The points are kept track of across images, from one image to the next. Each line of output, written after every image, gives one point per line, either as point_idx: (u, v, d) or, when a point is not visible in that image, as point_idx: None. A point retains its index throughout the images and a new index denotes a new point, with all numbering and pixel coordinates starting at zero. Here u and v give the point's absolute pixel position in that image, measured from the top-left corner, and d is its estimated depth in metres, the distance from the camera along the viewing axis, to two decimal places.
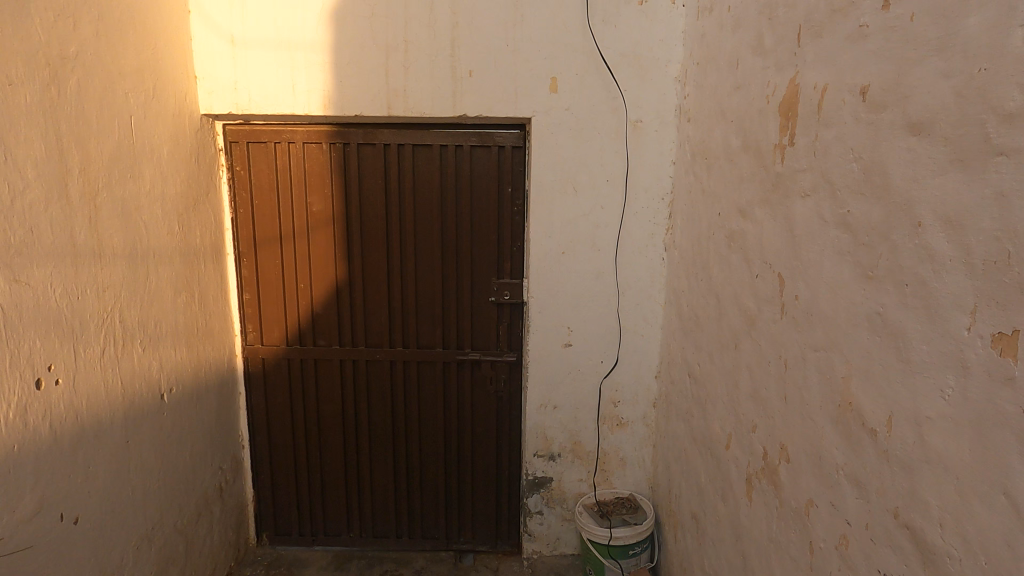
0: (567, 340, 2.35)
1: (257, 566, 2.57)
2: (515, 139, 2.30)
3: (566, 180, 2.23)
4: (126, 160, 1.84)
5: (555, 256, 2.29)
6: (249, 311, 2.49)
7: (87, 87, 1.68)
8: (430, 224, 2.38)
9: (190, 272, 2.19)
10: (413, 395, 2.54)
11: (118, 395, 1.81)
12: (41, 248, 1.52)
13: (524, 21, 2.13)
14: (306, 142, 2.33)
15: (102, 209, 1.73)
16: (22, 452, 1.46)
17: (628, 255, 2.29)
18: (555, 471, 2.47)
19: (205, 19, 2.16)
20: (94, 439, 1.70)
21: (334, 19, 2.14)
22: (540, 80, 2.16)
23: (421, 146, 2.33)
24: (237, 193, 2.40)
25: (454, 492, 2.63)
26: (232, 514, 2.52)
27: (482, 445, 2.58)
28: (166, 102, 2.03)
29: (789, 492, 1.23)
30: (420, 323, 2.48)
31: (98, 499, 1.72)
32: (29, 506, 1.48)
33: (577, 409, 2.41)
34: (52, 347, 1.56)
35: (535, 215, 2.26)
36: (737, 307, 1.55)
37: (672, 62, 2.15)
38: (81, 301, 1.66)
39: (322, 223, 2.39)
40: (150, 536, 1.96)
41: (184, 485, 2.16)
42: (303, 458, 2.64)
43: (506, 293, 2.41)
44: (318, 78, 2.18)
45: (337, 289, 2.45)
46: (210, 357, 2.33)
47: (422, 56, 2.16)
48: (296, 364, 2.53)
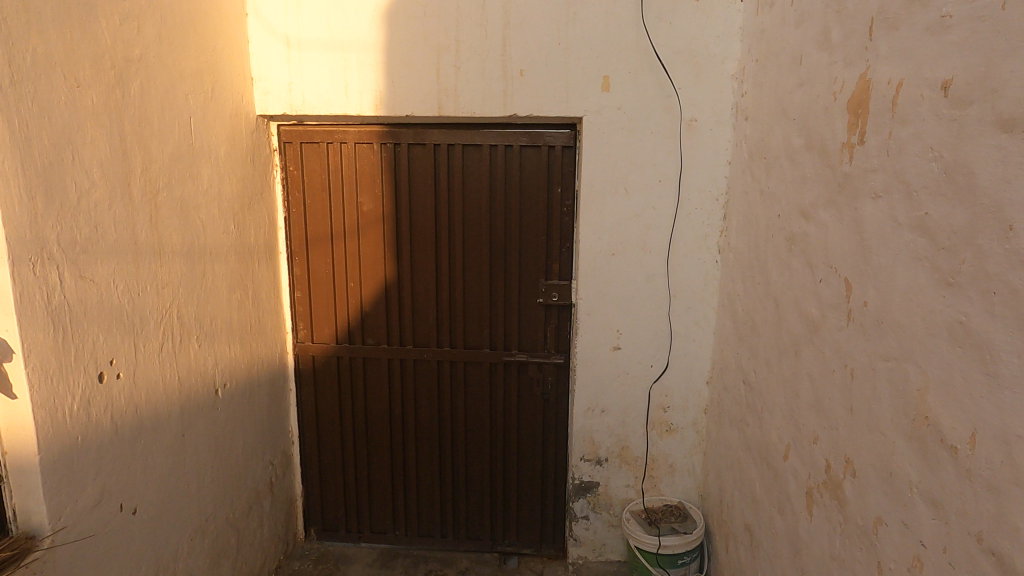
0: (616, 343, 2.31)
1: (305, 560, 2.61)
2: (565, 139, 2.27)
3: (617, 181, 2.19)
4: (185, 159, 1.88)
5: (605, 258, 2.25)
6: (301, 309, 2.53)
7: (149, 88, 1.72)
8: (479, 225, 2.37)
9: (245, 271, 2.24)
10: (459, 395, 2.54)
11: (175, 390, 1.85)
12: (105, 245, 1.56)
13: (576, 19, 2.10)
14: (358, 142, 2.36)
15: (162, 207, 1.78)
16: (86, 443, 1.51)
17: (680, 257, 2.23)
18: (601, 476, 2.43)
19: (263, 21, 2.20)
20: (152, 431, 1.75)
21: (387, 19, 2.15)
22: (592, 78, 2.13)
23: (471, 146, 2.32)
24: (290, 194, 2.44)
25: (500, 493, 2.62)
26: (282, 508, 2.56)
27: (528, 447, 2.56)
28: (223, 103, 2.08)
29: (855, 509, 1.17)
30: (468, 324, 2.47)
31: (155, 490, 1.77)
32: (92, 494, 1.53)
33: (625, 414, 2.37)
34: (114, 342, 1.61)
35: (585, 217, 2.22)
36: (797, 313, 1.49)
37: (729, 59, 2.08)
38: (141, 297, 1.71)
39: (372, 222, 2.41)
40: (204, 527, 2.01)
41: (237, 478, 2.20)
42: (351, 455, 2.66)
43: (555, 294, 2.38)
44: (370, 78, 2.19)
45: (386, 288, 2.46)
46: (263, 355, 2.38)
47: (472, 56, 2.15)
48: (345, 362, 2.56)
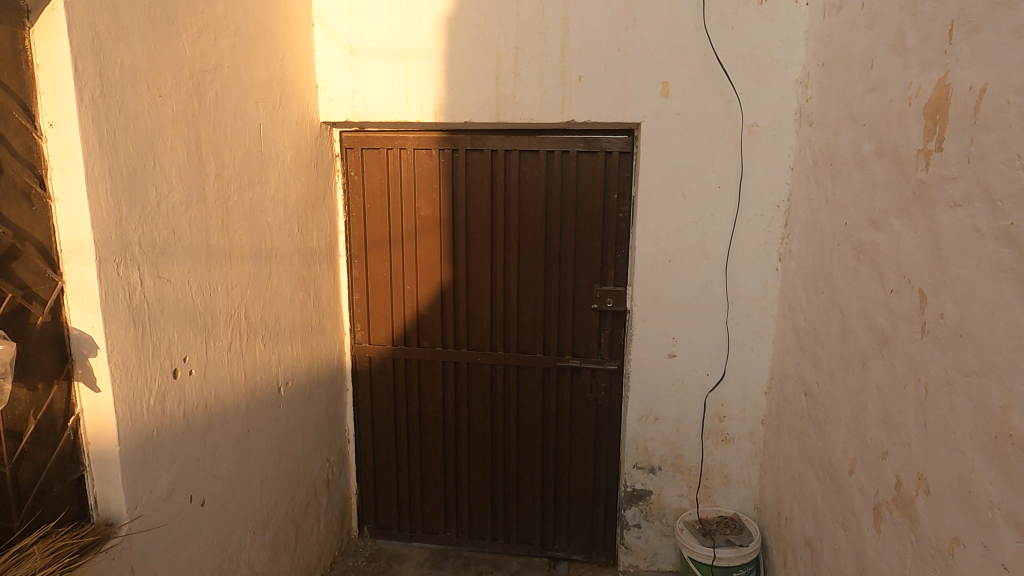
0: (671, 350, 2.29)
1: (358, 557, 2.67)
2: (623, 145, 2.27)
3: (675, 186, 2.17)
4: (254, 164, 1.95)
5: (661, 264, 2.24)
6: (359, 311, 2.59)
7: (223, 96, 1.80)
8: (534, 230, 2.39)
9: (307, 273, 2.30)
10: (512, 399, 2.55)
11: (241, 387, 1.92)
12: (180, 247, 1.64)
13: (636, 24, 2.09)
14: (417, 148, 2.40)
15: (233, 211, 1.85)
16: (161, 436, 1.58)
17: (739, 264, 2.19)
18: (654, 484, 2.41)
19: (328, 31, 2.27)
20: (220, 426, 1.82)
21: (448, 27, 2.19)
22: (651, 84, 2.12)
23: (528, 152, 2.34)
24: (351, 198, 2.50)
25: (551, 498, 2.62)
26: (337, 505, 2.63)
27: (580, 453, 2.55)
28: (290, 111, 2.15)
29: (928, 528, 1.13)
30: (521, 328, 2.48)
31: (222, 483, 1.84)
32: (164, 486, 1.60)
33: (680, 422, 2.34)
34: (188, 340, 1.68)
35: (642, 223, 2.21)
36: (865, 324, 1.45)
37: (794, 63, 2.04)
38: (212, 297, 1.78)
39: (429, 226, 2.45)
40: (265, 521, 2.07)
41: (296, 474, 2.27)
42: (405, 455, 2.70)
43: (609, 300, 2.37)
44: (430, 86, 2.24)
45: (442, 291, 2.50)
46: (322, 355, 2.44)
47: (531, 63, 2.17)
48: (400, 364, 2.61)
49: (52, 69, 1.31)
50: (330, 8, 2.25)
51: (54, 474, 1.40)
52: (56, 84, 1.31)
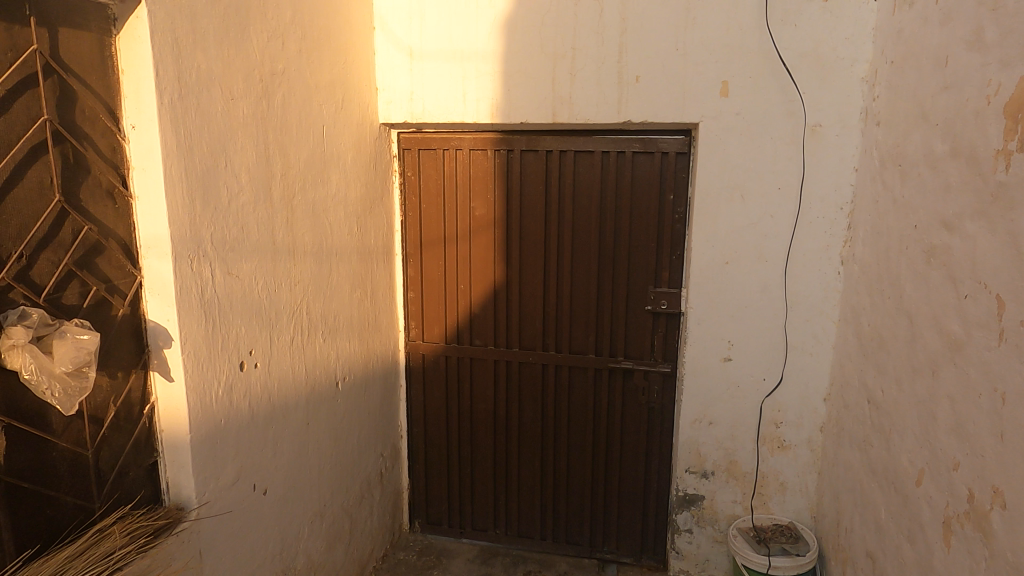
0: (726, 354, 2.26)
1: (409, 551, 2.72)
2: (680, 145, 2.25)
3: (733, 187, 2.14)
4: (317, 164, 2.01)
5: (718, 267, 2.20)
6: (413, 309, 2.63)
7: (290, 99, 1.86)
8: (588, 231, 2.38)
9: (365, 271, 2.36)
10: (563, 400, 2.56)
11: (302, 381, 1.98)
12: (248, 245, 1.70)
13: (696, 23, 2.07)
14: (473, 149, 2.43)
15: (297, 210, 1.91)
16: (228, 425, 1.65)
17: (799, 267, 2.15)
18: (707, 489, 2.38)
19: (388, 34, 2.32)
20: (282, 418, 1.88)
21: (505, 29, 2.21)
22: (710, 84, 2.09)
23: (583, 152, 2.34)
24: (407, 198, 2.54)
25: (600, 499, 2.61)
26: (390, 499, 2.68)
27: (631, 455, 2.54)
28: (351, 112, 2.20)
29: (1004, 543, 1.09)
30: (573, 329, 2.49)
31: (283, 473, 1.90)
32: (231, 474, 1.66)
33: (734, 427, 2.31)
34: (254, 334, 1.74)
35: (698, 224, 2.19)
36: (936, 330, 1.40)
37: (860, 61, 1.99)
38: (277, 293, 1.84)
39: (483, 226, 2.47)
40: (322, 512, 2.13)
41: (352, 467, 2.32)
42: (456, 452, 2.73)
43: (664, 301, 2.35)
44: (487, 87, 2.26)
45: (495, 290, 2.52)
46: (378, 351, 2.50)
47: (588, 64, 2.17)
48: (453, 362, 2.64)
49: (135, 74, 1.38)
50: (390, 11, 2.30)
51: (131, 459, 1.48)
52: (139, 88, 1.38)
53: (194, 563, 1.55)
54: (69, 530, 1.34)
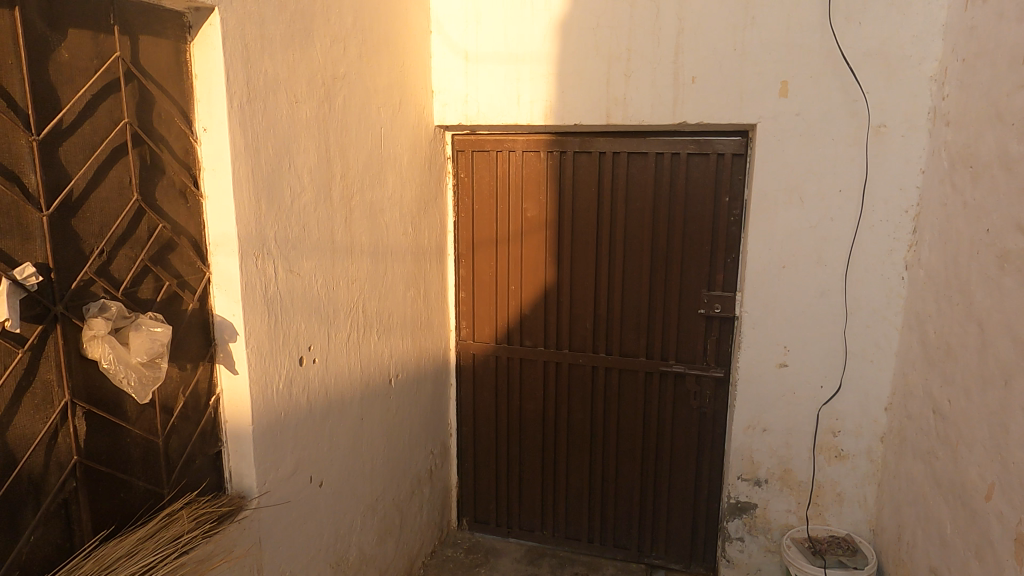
0: (782, 360, 2.21)
1: (457, 548, 2.75)
2: (736, 146, 2.21)
3: (792, 190, 2.09)
4: (375, 166, 2.06)
5: (774, 271, 2.16)
6: (464, 309, 2.66)
7: (350, 102, 1.91)
8: (641, 233, 2.37)
9: (418, 271, 2.40)
10: (613, 402, 2.54)
11: (357, 377, 2.03)
12: (309, 243, 1.75)
13: (755, 23, 2.04)
14: (526, 150, 2.45)
15: (355, 210, 1.96)
16: (288, 418, 1.70)
17: (860, 271, 2.08)
18: (760, 498, 2.33)
19: (444, 37, 2.36)
20: (338, 413, 1.93)
21: (561, 31, 2.22)
22: (769, 84, 2.06)
23: (637, 154, 2.33)
24: (460, 200, 2.58)
25: (649, 504, 2.58)
26: (438, 496, 2.71)
27: (681, 460, 2.51)
28: (408, 115, 2.24)
29: None
30: (624, 331, 2.47)
31: (338, 467, 1.95)
32: (289, 465, 1.72)
33: (789, 435, 2.25)
34: (313, 331, 1.80)
35: (754, 227, 2.15)
36: (1009, 339, 1.35)
37: (928, 59, 1.92)
38: (335, 291, 1.89)
39: (535, 227, 2.48)
40: (374, 506, 2.17)
41: (403, 463, 2.37)
42: (504, 451, 2.75)
43: (717, 305, 2.32)
44: (542, 89, 2.27)
45: (546, 291, 2.53)
46: (429, 350, 2.54)
47: (644, 65, 2.16)
48: (503, 362, 2.66)
49: (207, 79, 1.44)
50: (447, 15, 2.34)
51: (198, 448, 1.54)
52: (211, 92, 1.44)
53: (254, 550, 1.60)
54: (141, 513, 1.41)
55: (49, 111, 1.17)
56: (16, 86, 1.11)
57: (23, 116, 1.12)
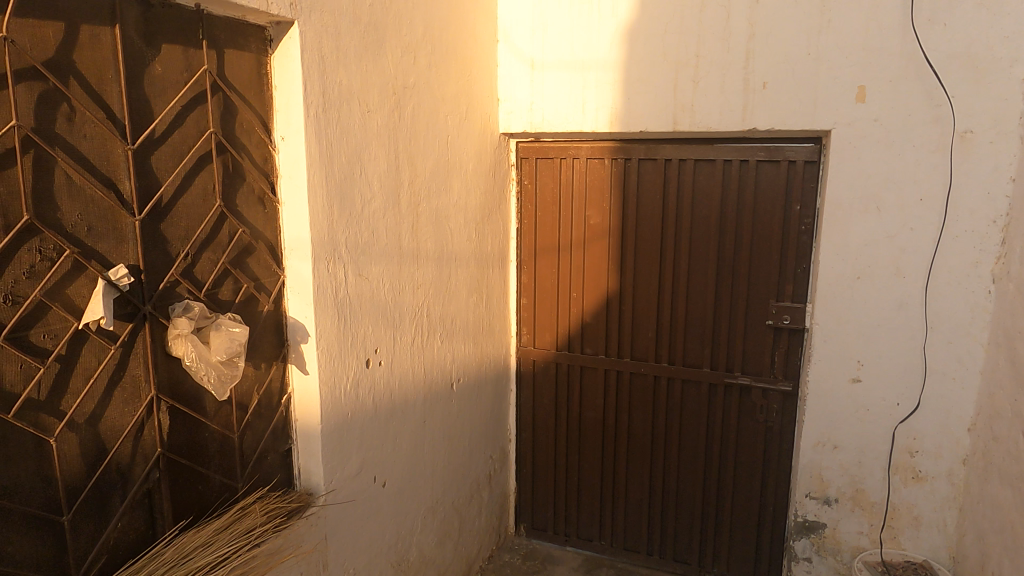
0: (855, 375, 2.13)
1: (514, 554, 2.75)
2: (809, 153, 2.15)
3: (869, 198, 2.02)
4: (442, 173, 2.10)
5: (848, 282, 2.08)
6: (526, 315, 2.67)
7: (419, 110, 1.95)
8: (707, 241, 2.33)
9: (481, 277, 2.42)
10: (675, 413, 2.50)
11: (421, 381, 2.06)
12: (377, 248, 1.80)
13: (831, 27, 1.98)
14: (590, 157, 2.44)
15: (422, 217, 2.00)
16: (354, 418, 1.74)
17: (942, 284, 1.98)
18: (829, 518, 2.25)
19: (511, 46, 2.38)
20: (401, 415, 1.96)
21: (628, 38, 2.21)
22: (845, 89, 1.99)
23: (703, 161, 2.29)
24: (523, 206, 2.59)
25: (711, 518, 2.52)
26: (497, 501, 2.73)
27: (746, 475, 2.44)
28: (474, 122, 2.27)
29: None
30: (688, 341, 2.43)
31: (401, 468, 1.98)
32: (355, 465, 1.76)
33: (862, 454, 2.16)
34: (379, 334, 1.84)
35: (827, 236, 2.08)
36: None
37: (1021, 61, 1.82)
38: (401, 295, 1.93)
39: (598, 234, 2.47)
40: (434, 508, 2.20)
41: (463, 466, 2.39)
42: (563, 459, 2.74)
43: (786, 316, 2.25)
44: (608, 96, 2.26)
45: (608, 299, 2.51)
46: (491, 355, 2.55)
47: (713, 71, 2.13)
48: (563, 369, 2.65)
49: (286, 90, 1.50)
50: (514, 24, 2.36)
51: (270, 445, 1.60)
52: (289, 102, 1.50)
53: (320, 547, 1.65)
54: (216, 505, 1.47)
55: (143, 122, 1.24)
56: (114, 98, 1.18)
57: (119, 127, 1.20)
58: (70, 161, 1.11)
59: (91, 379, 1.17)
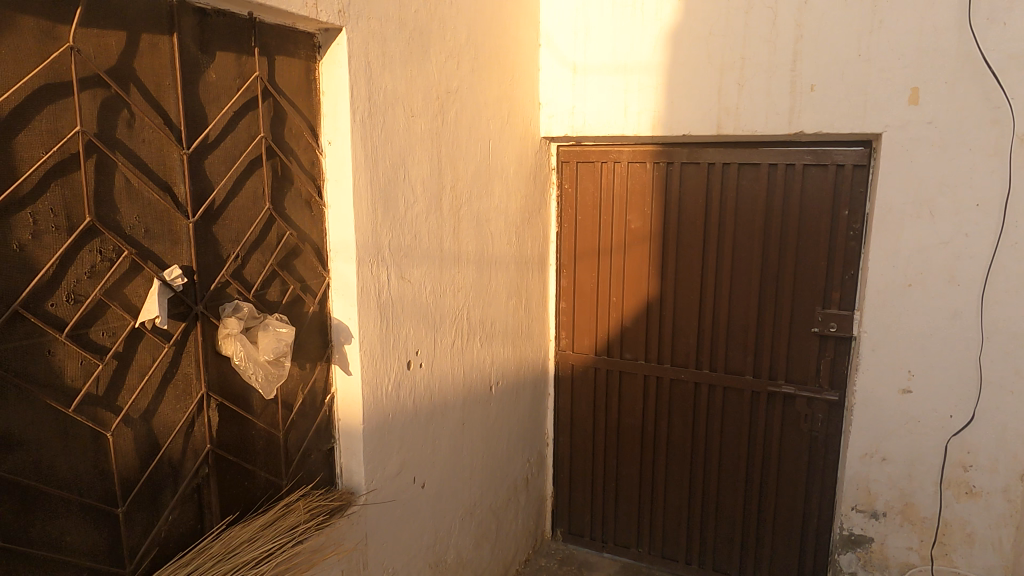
0: (905, 386, 2.06)
1: (550, 558, 2.75)
2: (858, 157, 2.09)
3: (921, 204, 1.95)
4: (483, 176, 2.11)
5: (899, 290, 2.02)
6: (565, 319, 2.67)
7: (462, 115, 1.97)
8: (751, 246, 2.29)
9: (521, 280, 2.43)
10: (715, 421, 2.46)
11: (460, 383, 2.07)
12: (420, 251, 1.82)
13: (882, 27, 1.93)
14: (631, 161, 2.43)
15: (463, 220, 2.01)
16: (395, 419, 1.76)
17: (999, 293, 1.91)
18: (876, 532, 2.18)
19: (553, 50, 2.39)
20: (441, 417, 1.98)
21: (672, 41, 2.19)
22: (897, 92, 1.94)
23: (748, 165, 2.25)
24: (563, 210, 2.59)
25: (753, 529, 2.47)
26: (534, 505, 2.72)
27: (789, 485, 2.38)
28: (515, 127, 2.28)
29: None
30: (730, 347, 2.39)
31: (440, 469, 2.00)
32: (395, 465, 1.78)
33: (912, 467, 2.10)
34: (420, 336, 1.86)
35: (877, 242, 2.02)
36: None
37: None
38: (442, 297, 1.95)
39: (639, 239, 2.45)
40: (472, 510, 2.21)
41: (501, 469, 2.39)
42: (601, 464, 2.72)
43: (833, 324, 2.20)
44: (650, 100, 2.25)
45: (648, 304, 2.48)
46: (529, 359, 2.56)
47: (758, 74, 2.09)
48: (602, 374, 2.64)
49: (334, 96, 1.53)
50: (556, 28, 2.36)
51: (313, 444, 1.63)
52: (336, 107, 1.53)
53: (361, 545, 1.67)
54: (261, 501, 1.50)
55: (197, 127, 1.28)
56: (171, 104, 1.22)
57: (176, 132, 1.24)
58: (129, 165, 1.15)
59: (146, 376, 1.21)
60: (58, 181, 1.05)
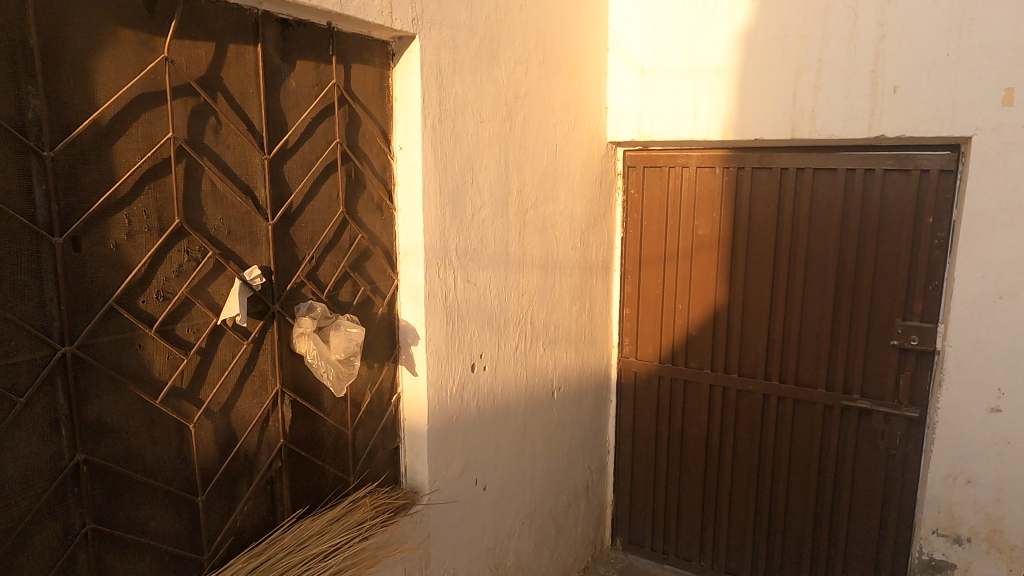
0: (995, 405, 1.94)
1: (609, 568, 2.71)
2: (944, 161, 1.99)
3: (1015, 211, 1.84)
4: (549, 181, 2.11)
5: (989, 302, 1.91)
6: (628, 325, 2.63)
7: (529, 119, 1.98)
8: (826, 254, 2.21)
9: (585, 285, 2.41)
10: (785, 435, 2.38)
11: (523, 387, 2.08)
12: (485, 255, 1.83)
13: (973, 25, 1.83)
14: (700, 166, 2.38)
15: (529, 224, 2.02)
16: (459, 420, 1.78)
17: None
18: (959, 558, 2.06)
19: (621, 54, 2.37)
20: (503, 420, 1.99)
21: (745, 43, 2.14)
22: (990, 93, 1.83)
23: (823, 170, 2.17)
24: (629, 216, 2.56)
25: (823, 548, 2.37)
26: (593, 513, 2.70)
27: (863, 504, 2.28)
28: (581, 131, 2.27)
29: None
30: (801, 359, 2.31)
31: (501, 473, 2.00)
32: (458, 467, 1.79)
33: (1001, 490, 1.97)
34: (484, 339, 1.87)
35: (964, 252, 1.91)
36: None
37: None
38: (507, 301, 1.96)
39: (706, 245, 2.40)
40: (531, 514, 2.21)
41: (561, 475, 2.38)
42: (663, 474, 2.67)
43: (914, 337, 2.09)
44: (721, 103, 2.20)
45: (715, 311, 2.43)
46: (592, 364, 2.54)
47: (837, 75, 2.02)
48: (666, 382, 2.59)
49: (405, 102, 1.56)
50: (625, 32, 2.35)
51: (379, 442, 1.66)
52: (408, 113, 1.57)
53: (423, 544, 1.69)
54: (330, 497, 1.54)
55: (278, 134, 1.33)
56: (254, 112, 1.27)
57: (258, 138, 1.29)
58: (214, 169, 1.21)
59: (225, 371, 1.26)
60: (151, 185, 1.11)
